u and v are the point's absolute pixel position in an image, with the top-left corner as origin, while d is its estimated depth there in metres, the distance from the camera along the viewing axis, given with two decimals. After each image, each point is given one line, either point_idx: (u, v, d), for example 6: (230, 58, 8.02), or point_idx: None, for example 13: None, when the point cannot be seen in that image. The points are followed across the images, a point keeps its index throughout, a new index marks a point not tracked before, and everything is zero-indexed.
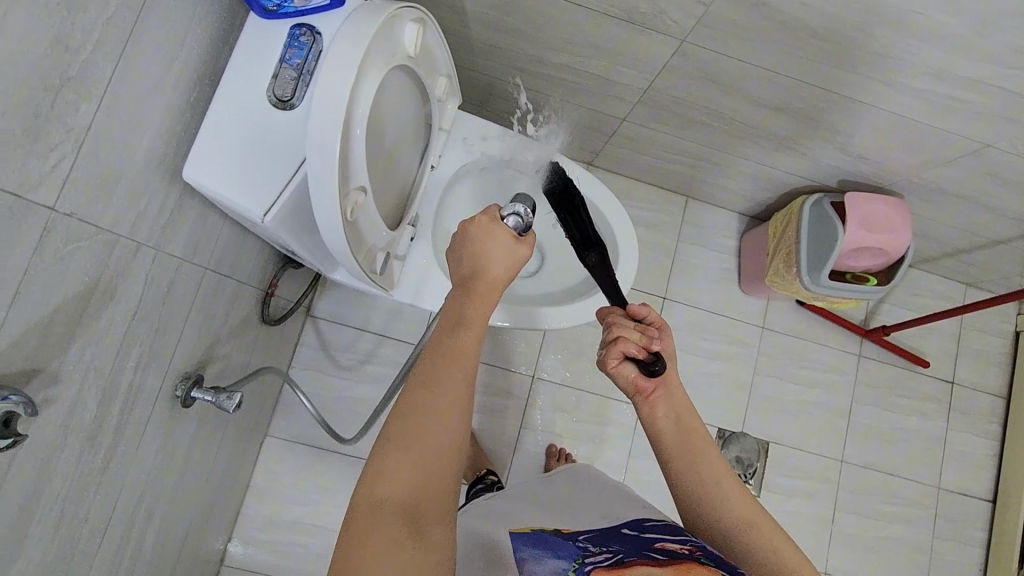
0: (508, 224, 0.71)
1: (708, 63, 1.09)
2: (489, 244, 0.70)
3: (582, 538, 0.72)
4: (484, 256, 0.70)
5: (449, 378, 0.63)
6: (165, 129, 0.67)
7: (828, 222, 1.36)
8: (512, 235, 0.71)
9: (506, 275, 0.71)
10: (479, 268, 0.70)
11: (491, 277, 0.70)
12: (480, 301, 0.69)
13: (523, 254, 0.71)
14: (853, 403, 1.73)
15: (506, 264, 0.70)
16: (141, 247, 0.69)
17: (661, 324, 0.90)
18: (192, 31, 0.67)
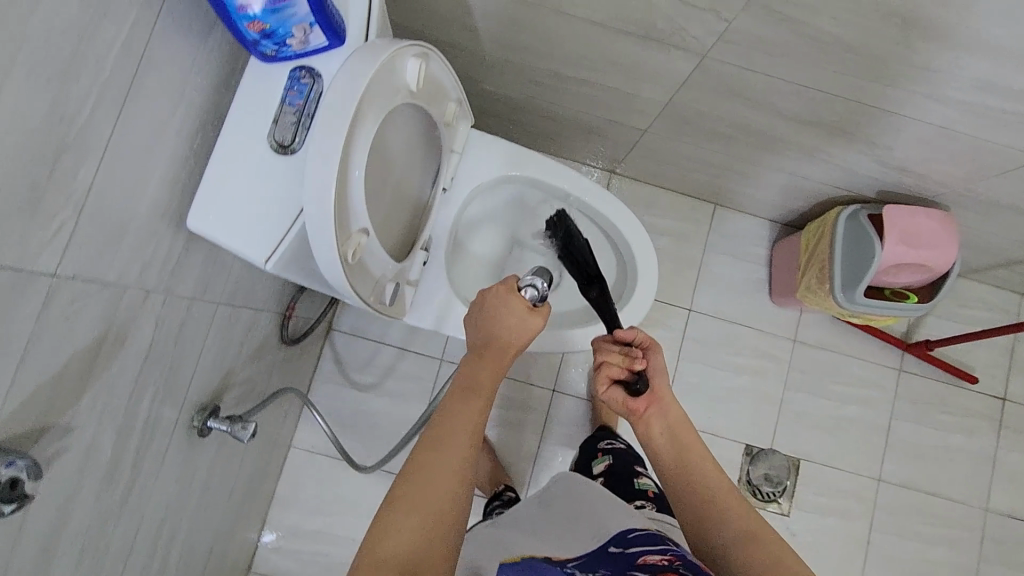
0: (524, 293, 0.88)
1: (731, 77, 1.03)
2: (504, 312, 0.87)
3: (572, 563, 0.73)
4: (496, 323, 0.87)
5: (461, 429, 0.74)
6: (170, 179, 0.68)
7: (864, 235, 1.28)
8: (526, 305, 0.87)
9: (519, 338, 0.87)
10: (493, 335, 0.86)
11: (504, 342, 0.86)
12: (491, 361, 0.84)
13: (537, 323, 0.87)
14: (892, 420, 1.65)
15: (519, 331, 0.87)
16: (150, 295, 0.70)
17: (650, 346, 0.94)
18: (193, 82, 0.67)
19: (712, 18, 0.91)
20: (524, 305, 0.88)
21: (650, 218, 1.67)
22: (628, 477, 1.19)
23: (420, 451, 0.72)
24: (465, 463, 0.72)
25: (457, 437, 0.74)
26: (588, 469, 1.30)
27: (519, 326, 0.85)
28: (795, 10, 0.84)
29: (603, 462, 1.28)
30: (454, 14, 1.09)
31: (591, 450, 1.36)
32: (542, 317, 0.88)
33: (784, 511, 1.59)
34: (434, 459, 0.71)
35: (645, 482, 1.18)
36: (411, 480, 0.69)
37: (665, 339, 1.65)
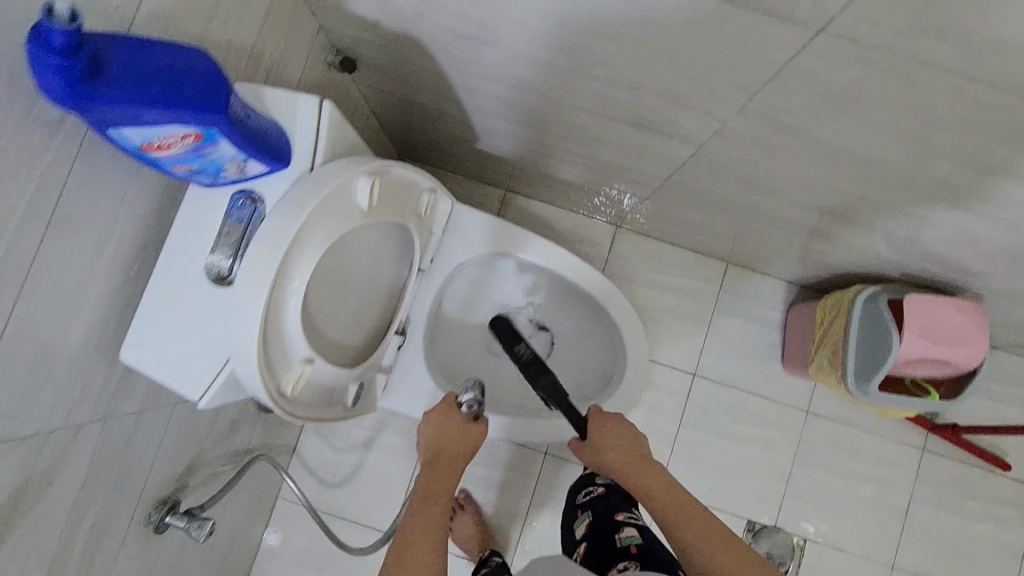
0: (462, 408, 0.89)
1: (732, 165, 0.95)
2: (448, 426, 0.86)
3: None
4: (442, 436, 0.85)
5: (426, 540, 0.70)
6: (98, 315, 0.66)
7: (882, 325, 1.17)
8: (464, 418, 0.88)
9: (467, 451, 0.86)
10: (440, 449, 0.84)
11: (451, 455, 0.84)
12: (443, 472, 0.81)
13: (478, 431, 0.88)
14: (911, 503, 1.53)
15: (461, 441, 0.85)
16: (82, 428, 0.68)
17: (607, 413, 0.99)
18: (121, 218, 0.64)
19: (705, 119, 0.82)
20: (464, 420, 0.88)
21: (656, 275, 1.58)
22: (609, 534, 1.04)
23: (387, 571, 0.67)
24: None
25: (419, 555, 0.68)
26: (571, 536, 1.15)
27: (461, 438, 0.85)
28: (794, 122, 0.75)
29: (583, 524, 1.14)
30: (438, 88, 1.03)
31: (572, 509, 1.22)
32: (482, 427, 0.89)
33: None
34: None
35: (628, 537, 1.01)
36: None
37: (667, 404, 1.57)
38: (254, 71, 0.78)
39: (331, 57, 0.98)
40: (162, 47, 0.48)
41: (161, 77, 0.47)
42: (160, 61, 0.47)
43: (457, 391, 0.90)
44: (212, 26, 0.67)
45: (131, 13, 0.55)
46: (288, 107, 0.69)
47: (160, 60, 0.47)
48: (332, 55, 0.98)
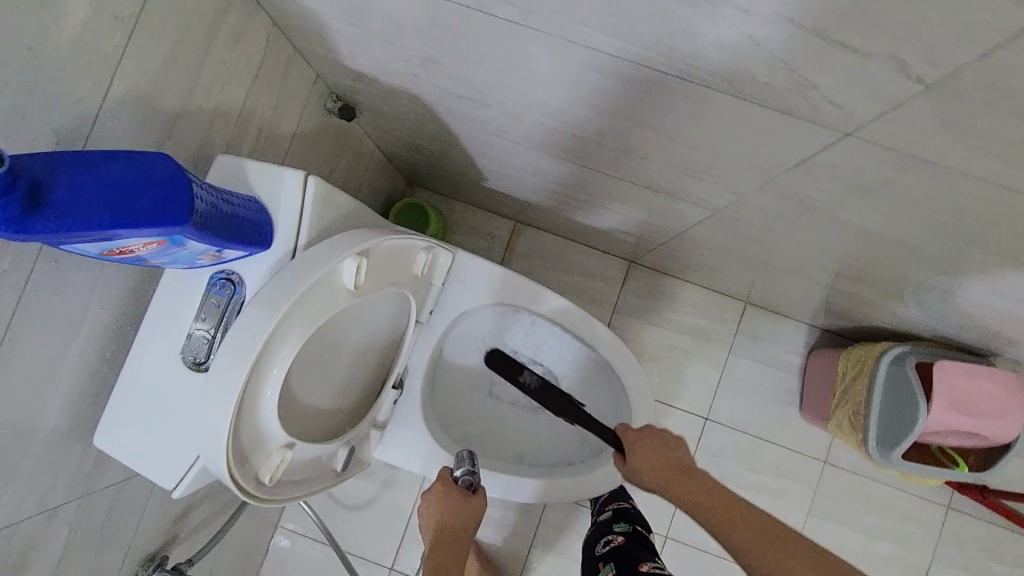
0: (460, 483, 0.84)
1: (751, 229, 0.88)
2: (447, 507, 0.82)
3: None
4: (443, 519, 0.81)
5: None
6: (72, 400, 0.64)
7: (910, 391, 1.09)
8: (463, 492, 0.83)
9: (468, 526, 0.81)
10: (442, 532, 0.80)
11: (454, 536, 0.80)
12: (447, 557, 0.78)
13: (480, 504, 0.83)
14: (934, 563, 1.45)
15: (463, 520, 0.81)
16: (57, 511, 0.66)
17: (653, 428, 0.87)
18: (94, 303, 0.62)
19: (721, 191, 0.76)
20: (462, 495, 0.83)
21: (671, 314, 1.52)
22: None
23: None
24: None
25: None
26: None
27: (461, 514, 0.81)
28: (818, 203, 0.69)
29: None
30: (442, 135, 0.98)
31: (590, 563, 1.07)
32: (482, 497, 0.84)
33: None
34: None
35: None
36: None
37: None
38: (243, 132, 0.75)
39: (331, 103, 0.94)
40: (120, 156, 0.44)
41: (116, 195, 0.43)
42: (115, 177, 0.43)
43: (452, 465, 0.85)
44: (194, 97, 0.64)
45: (99, 102, 0.52)
46: (273, 183, 0.66)
47: (115, 174, 0.44)
48: (331, 101, 0.94)
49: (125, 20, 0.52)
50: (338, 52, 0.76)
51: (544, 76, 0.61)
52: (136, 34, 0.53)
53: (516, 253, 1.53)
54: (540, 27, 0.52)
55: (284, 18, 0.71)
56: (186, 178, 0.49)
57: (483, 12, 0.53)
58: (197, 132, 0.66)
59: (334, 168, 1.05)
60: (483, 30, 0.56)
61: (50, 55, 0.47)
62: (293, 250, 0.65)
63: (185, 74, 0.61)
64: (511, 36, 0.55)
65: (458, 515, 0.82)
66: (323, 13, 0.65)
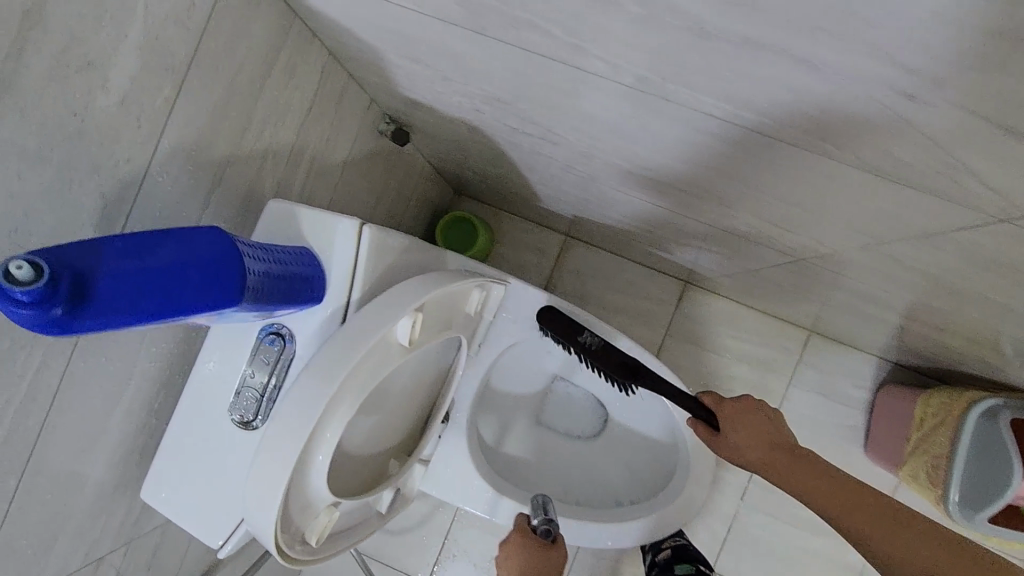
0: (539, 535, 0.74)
1: (837, 275, 0.80)
2: (525, 564, 0.72)
3: None
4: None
5: None
6: (120, 453, 0.62)
7: (1001, 451, 0.99)
8: (540, 544, 0.73)
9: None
10: None
11: None
12: None
13: (560, 556, 0.74)
14: None
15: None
16: (103, 560, 0.65)
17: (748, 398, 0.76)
18: (142, 358, 0.59)
19: (812, 242, 0.68)
20: (539, 547, 0.73)
21: (728, 339, 1.44)
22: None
23: None
24: None
25: None
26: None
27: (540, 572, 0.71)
28: (930, 268, 0.60)
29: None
30: (499, 159, 0.93)
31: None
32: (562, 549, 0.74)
33: None
34: None
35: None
36: None
37: None
38: (295, 167, 0.71)
39: (384, 126, 0.89)
40: (168, 238, 0.41)
41: (167, 280, 0.40)
42: (164, 261, 0.40)
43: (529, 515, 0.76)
44: (245, 138, 0.60)
45: (148, 156, 0.49)
46: (325, 231, 0.61)
47: (164, 258, 0.40)
48: (385, 123, 0.89)
49: (177, 69, 0.48)
50: (395, 81, 0.71)
51: (624, 123, 0.55)
52: (187, 82, 0.50)
53: (565, 269, 1.46)
54: (630, 82, 0.45)
55: (340, 48, 0.66)
56: (236, 251, 0.45)
57: (565, 62, 0.47)
58: (248, 173, 0.62)
59: (385, 189, 1.01)
60: (561, 78, 0.50)
61: (97, 115, 0.43)
62: (346, 305, 0.61)
63: (237, 116, 0.57)
64: (593, 87, 0.49)
65: (538, 570, 0.72)
66: (384, 48, 0.60)
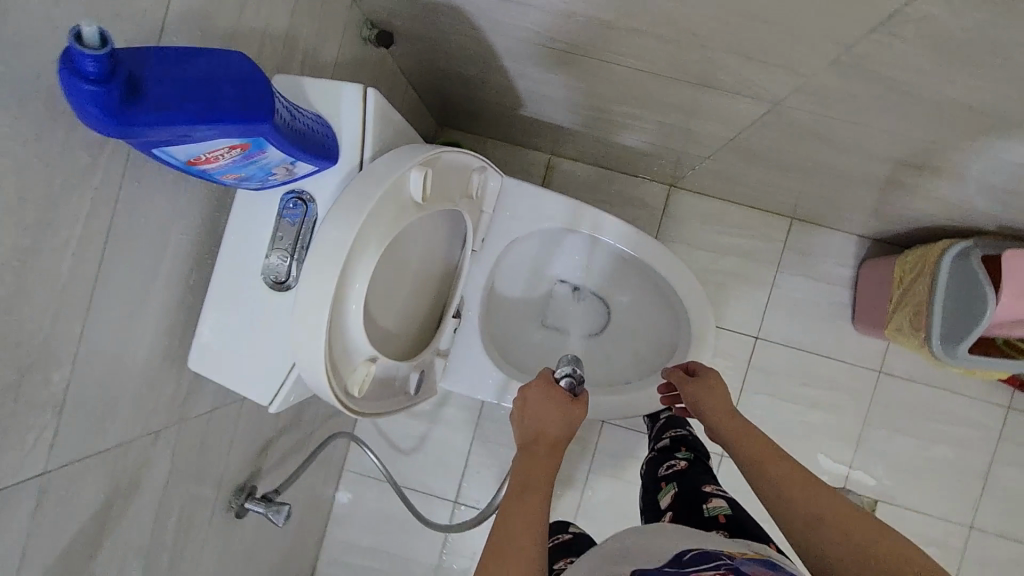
0: (563, 385, 0.85)
1: (805, 122, 0.86)
2: (547, 411, 0.82)
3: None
4: (543, 419, 0.81)
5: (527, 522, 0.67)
6: (166, 327, 0.65)
7: (975, 282, 1.08)
8: (564, 394, 0.83)
9: (565, 434, 0.81)
10: (536, 431, 0.80)
11: (550, 437, 0.80)
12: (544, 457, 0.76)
13: (579, 410, 0.83)
14: (991, 463, 1.46)
15: (565, 422, 0.81)
16: (160, 432, 0.69)
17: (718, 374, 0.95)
18: (177, 228, 0.62)
19: (790, 76, 0.73)
20: (564, 396, 0.83)
21: (715, 235, 1.49)
22: (694, 509, 0.94)
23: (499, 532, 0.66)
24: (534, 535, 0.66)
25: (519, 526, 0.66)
26: (654, 509, 1.02)
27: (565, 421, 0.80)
28: (898, 76, 0.66)
29: (669, 495, 1.01)
30: (479, 55, 0.96)
31: (653, 482, 1.08)
32: (582, 402, 0.83)
33: None
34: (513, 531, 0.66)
35: (716, 505, 0.92)
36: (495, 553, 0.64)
37: (728, 371, 1.49)
38: (289, 56, 0.73)
39: (366, 32, 0.93)
40: (197, 54, 0.45)
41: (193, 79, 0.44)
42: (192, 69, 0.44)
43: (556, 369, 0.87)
44: (244, 14, 0.63)
45: (159, 15, 0.51)
46: (330, 98, 0.65)
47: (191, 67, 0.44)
48: (367, 29, 0.93)
49: None
50: None
51: None
52: None
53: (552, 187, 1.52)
54: None
55: None
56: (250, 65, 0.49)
57: None
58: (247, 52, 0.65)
59: None
60: None
61: None
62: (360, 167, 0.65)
63: None
64: None
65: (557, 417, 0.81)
66: None
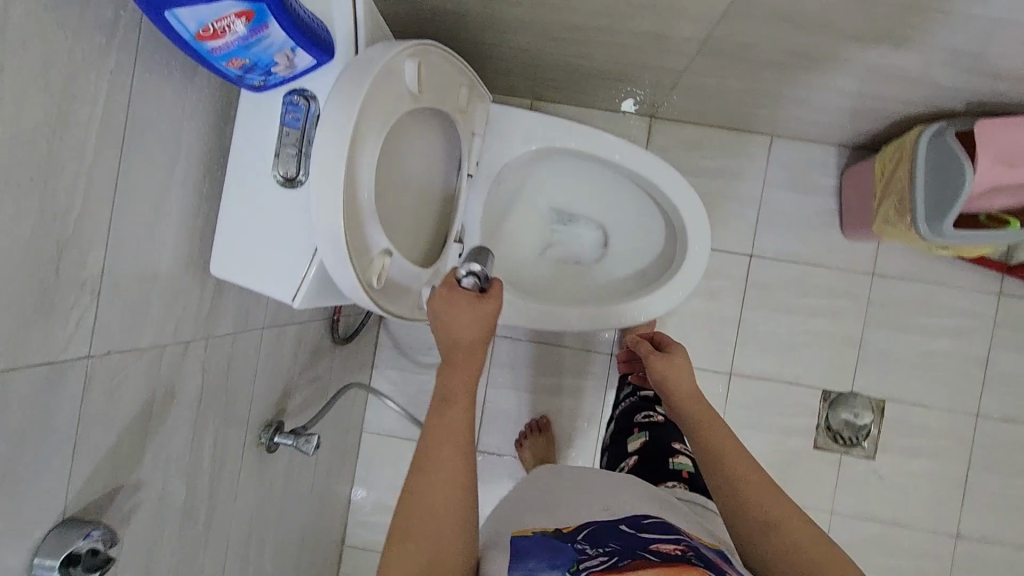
0: (466, 284, 0.73)
1: (776, 4, 0.89)
2: (454, 315, 0.70)
3: (581, 536, 0.65)
4: (452, 324, 0.70)
5: (438, 475, 0.62)
6: (184, 235, 0.67)
7: (951, 157, 1.13)
8: (470, 295, 0.72)
9: (480, 334, 0.70)
10: (446, 340, 0.70)
11: (460, 344, 0.69)
12: (460, 371, 0.68)
13: (491, 306, 0.72)
14: (988, 350, 1.51)
15: (476, 325, 0.70)
16: (189, 344, 0.71)
17: (684, 351, 0.87)
18: (186, 131, 0.64)
19: None
20: (470, 297, 0.72)
21: (701, 160, 1.52)
22: (659, 460, 1.06)
23: (411, 486, 0.62)
24: (446, 490, 0.61)
25: (432, 480, 0.61)
26: (622, 450, 1.16)
27: (474, 324, 0.69)
28: None
29: (638, 442, 1.14)
30: None
31: (627, 427, 1.21)
32: (496, 297, 0.73)
33: (869, 452, 1.52)
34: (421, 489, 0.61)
35: (680, 462, 1.04)
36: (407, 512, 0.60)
37: (727, 291, 1.53)
38: None
39: None
40: None
41: None
42: None
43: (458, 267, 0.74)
44: None
45: None
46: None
47: None
48: None
49: None
50: None
51: None
52: None
53: None
54: None
55: None
56: None
57: None
58: None
59: None
60: None
61: None
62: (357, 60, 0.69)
63: None
64: None
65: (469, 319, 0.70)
66: None
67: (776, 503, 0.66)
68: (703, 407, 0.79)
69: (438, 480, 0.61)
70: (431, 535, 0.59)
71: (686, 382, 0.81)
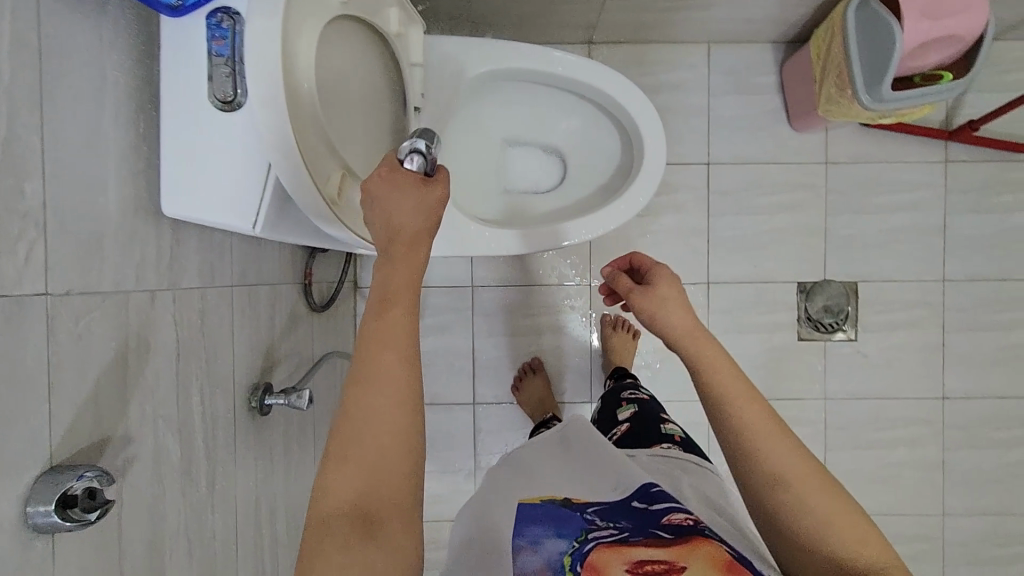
0: (411, 166, 0.61)
1: None
2: (397, 202, 0.59)
3: (591, 507, 0.68)
4: (391, 213, 0.59)
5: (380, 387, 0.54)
6: (128, 176, 0.65)
7: (879, 22, 1.15)
8: (416, 180, 0.60)
9: (427, 223, 0.60)
10: (387, 228, 0.59)
11: (405, 236, 0.59)
12: (402, 263, 0.59)
13: (438, 193, 0.61)
14: (944, 216, 1.56)
15: (420, 213, 0.60)
16: (156, 294, 0.69)
17: (676, 279, 0.79)
18: (108, 63, 0.61)
19: None
20: (415, 182, 0.60)
21: (644, 79, 1.54)
22: (650, 423, 1.03)
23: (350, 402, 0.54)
24: (395, 410, 0.54)
25: (376, 395, 0.54)
26: (610, 419, 1.12)
27: (416, 213, 0.59)
28: None
29: (626, 411, 1.10)
30: None
31: (612, 402, 1.18)
32: (443, 184, 0.62)
33: (851, 335, 1.57)
34: (360, 408, 0.54)
35: (671, 427, 1.01)
36: (345, 435, 0.53)
37: (690, 203, 1.55)
38: None
39: None
40: None
41: None
42: None
43: (400, 147, 0.61)
44: None
45: None
46: None
47: None
48: None
49: None
50: None
51: None
52: None
53: None
54: None
55: None
56: None
57: None
58: None
59: None
60: None
61: None
62: None
63: None
64: None
65: (413, 209, 0.60)
66: None
67: (781, 443, 0.66)
68: (703, 345, 0.72)
69: (380, 392, 0.54)
70: (369, 460, 0.53)
71: (682, 319, 0.74)
